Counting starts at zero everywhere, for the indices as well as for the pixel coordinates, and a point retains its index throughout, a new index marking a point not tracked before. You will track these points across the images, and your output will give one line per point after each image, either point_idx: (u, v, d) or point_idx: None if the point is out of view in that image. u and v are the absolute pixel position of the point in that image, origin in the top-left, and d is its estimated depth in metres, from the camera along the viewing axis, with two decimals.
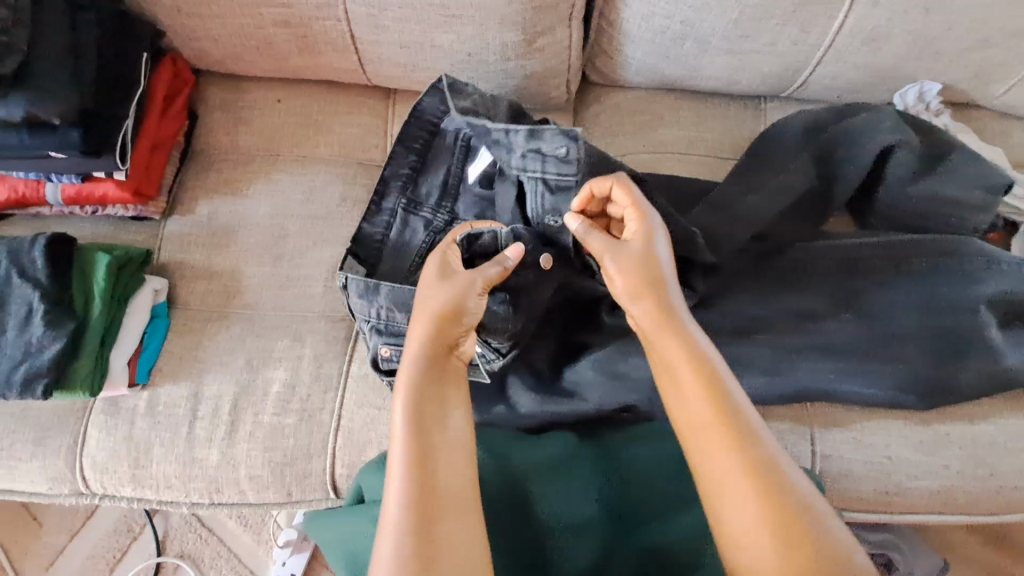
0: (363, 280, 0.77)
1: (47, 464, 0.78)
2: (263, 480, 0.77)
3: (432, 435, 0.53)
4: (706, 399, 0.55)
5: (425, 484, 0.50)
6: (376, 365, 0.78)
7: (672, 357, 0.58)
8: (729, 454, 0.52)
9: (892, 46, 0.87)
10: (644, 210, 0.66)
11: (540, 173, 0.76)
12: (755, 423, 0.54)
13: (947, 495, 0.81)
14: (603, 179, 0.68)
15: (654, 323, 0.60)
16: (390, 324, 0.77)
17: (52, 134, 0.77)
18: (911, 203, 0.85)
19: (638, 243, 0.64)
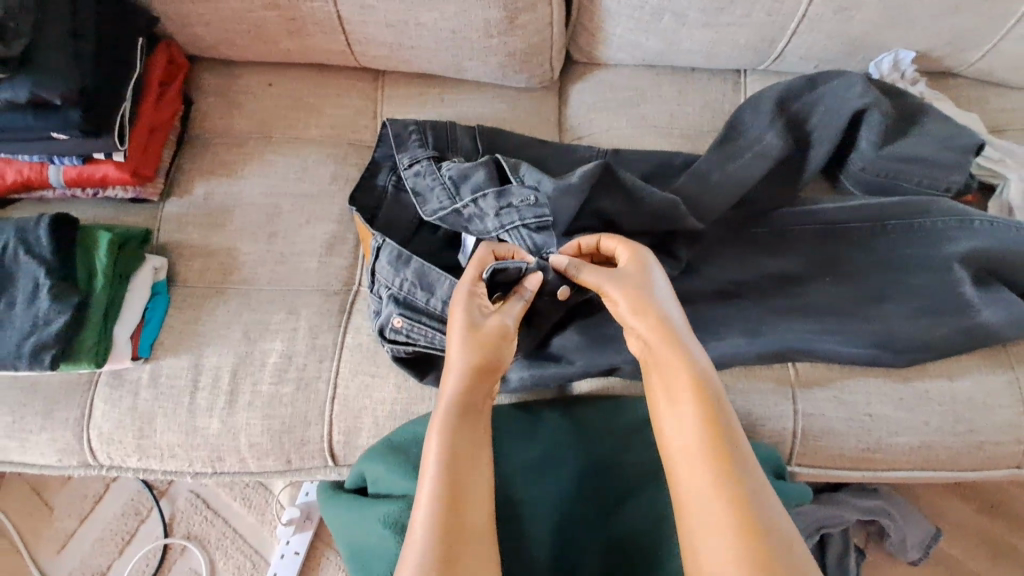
0: (396, 251, 0.83)
1: (56, 436, 0.81)
2: (263, 448, 0.81)
3: (466, 447, 0.60)
4: (698, 409, 0.59)
5: (457, 501, 0.56)
6: (381, 332, 0.81)
7: (671, 374, 0.62)
8: (709, 460, 0.56)
9: (866, 14, 0.89)
10: (640, 253, 0.73)
11: (520, 224, 0.84)
12: (740, 446, 0.57)
13: (928, 450, 0.83)
14: (590, 236, 0.78)
15: (657, 342, 0.65)
16: (409, 298, 0.81)
17: (55, 114, 0.79)
18: (885, 162, 0.86)
19: (636, 277, 0.70)
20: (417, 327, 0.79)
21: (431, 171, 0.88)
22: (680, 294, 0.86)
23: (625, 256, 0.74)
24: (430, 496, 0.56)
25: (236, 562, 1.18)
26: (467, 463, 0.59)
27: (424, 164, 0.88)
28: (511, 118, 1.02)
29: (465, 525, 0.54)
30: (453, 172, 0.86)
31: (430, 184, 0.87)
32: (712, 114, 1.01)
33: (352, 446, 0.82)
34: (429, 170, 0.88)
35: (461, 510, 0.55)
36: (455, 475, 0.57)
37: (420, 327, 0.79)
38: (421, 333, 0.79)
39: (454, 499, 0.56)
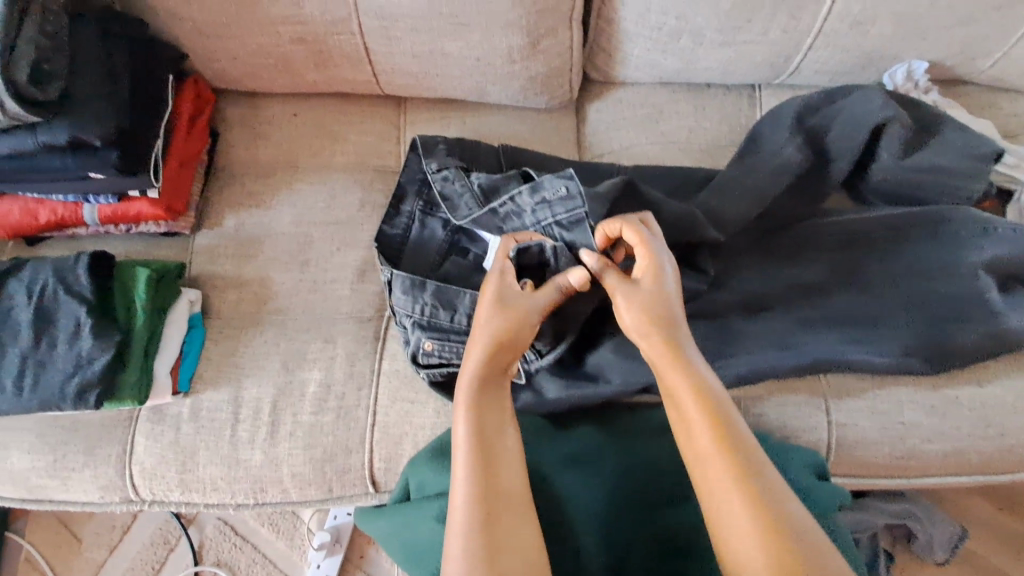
0: (408, 277, 0.83)
1: (97, 473, 0.82)
2: (306, 478, 0.82)
3: (495, 445, 0.61)
4: (710, 424, 0.59)
5: (492, 488, 0.58)
6: (414, 359, 0.82)
7: (676, 385, 0.63)
8: (728, 472, 0.56)
9: (880, 28, 0.91)
10: (653, 249, 0.71)
11: (552, 220, 0.84)
12: (753, 449, 0.58)
13: (962, 456, 0.84)
14: (613, 221, 0.75)
15: (661, 355, 0.65)
16: (433, 320, 0.82)
17: (93, 156, 0.80)
18: (905, 174, 0.87)
19: (648, 279, 0.70)
20: (447, 345, 0.81)
21: (460, 177, 0.89)
22: (711, 309, 0.87)
23: (641, 252, 0.72)
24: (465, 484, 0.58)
25: None
26: (496, 448, 0.61)
27: (454, 170, 0.90)
28: (532, 138, 1.03)
29: (502, 511, 0.57)
30: (482, 180, 0.88)
31: (459, 190, 0.89)
32: (730, 128, 1.03)
33: (392, 473, 0.83)
34: (459, 177, 0.89)
35: (497, 497, 0.57)
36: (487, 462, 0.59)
37: (451, 345, 0.81)
38: (451, 350, 0.81)
39: (489, 487, 0.58)
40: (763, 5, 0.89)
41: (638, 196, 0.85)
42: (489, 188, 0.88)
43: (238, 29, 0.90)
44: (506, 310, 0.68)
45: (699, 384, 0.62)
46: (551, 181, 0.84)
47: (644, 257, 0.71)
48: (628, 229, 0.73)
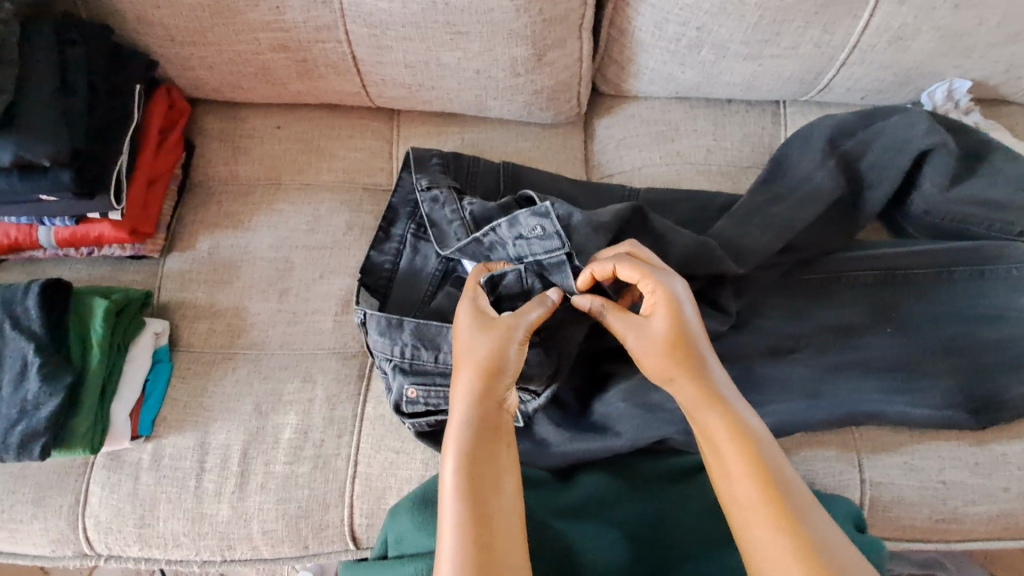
0: (383, 317, 0.74)
1: (49, 526, 0.75)
2: (277, 535, 0.73)
3: (486, 504, 0.52)
4: (752, 474, 0.51)
5: (485, 553, 0.49)
6: (398, 408, 0.73)
7: (712, 430, 0.55)
8: (779, 533, 0.48)
9: (920, 43, 0.83)
10: (658, 280, 0.61)
11: (531, 259, 0.73)
12: (806, 504, 0.50)
13: (1009, 520, 0.75)
14: (603, 262, 0.66)
15: (692, 397, 0.57)
16: (415, 363, 0.73)
17: (43, 176, 0.74)
18: (949, 207, 0.80)
19: (660, 312, 0.60)
20: (432, 392, 0.72)
21: (451, 201, 0.80)
22: (732, 351, 0.78)
23: (645, 285, 0.62)
24: (453, 539, 0.50)
25: None
26: (489, 497, 0.52)
27: (445, 191, 0.81)
28: (537, 156, 0.95)
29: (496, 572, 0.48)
30: (473, 206, 0.79)
31: (448, 216, 0.79)
32: (752, 148, 0.95)
33: (375, 529, 0.74)
34: (449, 200, 0.80)
35: (491, 554, 0.49)
36: (477, 515, 0.51)
37: (436, 391, 0.72)
38: (438, 396, 0.72)
39: (481, 545, 0.50)
40: (792, 16, 0.81)
41: (651, 226, 0.76)
42: (481, 215, 0.78)
43: (214, 35, 0.82)
44: (495, 336, 0.60)
45: (739, 429, 0.54)
46: (527, 216, 0.74)
47: (648, 292, 0.62)
48: (622, 264, 0.64)
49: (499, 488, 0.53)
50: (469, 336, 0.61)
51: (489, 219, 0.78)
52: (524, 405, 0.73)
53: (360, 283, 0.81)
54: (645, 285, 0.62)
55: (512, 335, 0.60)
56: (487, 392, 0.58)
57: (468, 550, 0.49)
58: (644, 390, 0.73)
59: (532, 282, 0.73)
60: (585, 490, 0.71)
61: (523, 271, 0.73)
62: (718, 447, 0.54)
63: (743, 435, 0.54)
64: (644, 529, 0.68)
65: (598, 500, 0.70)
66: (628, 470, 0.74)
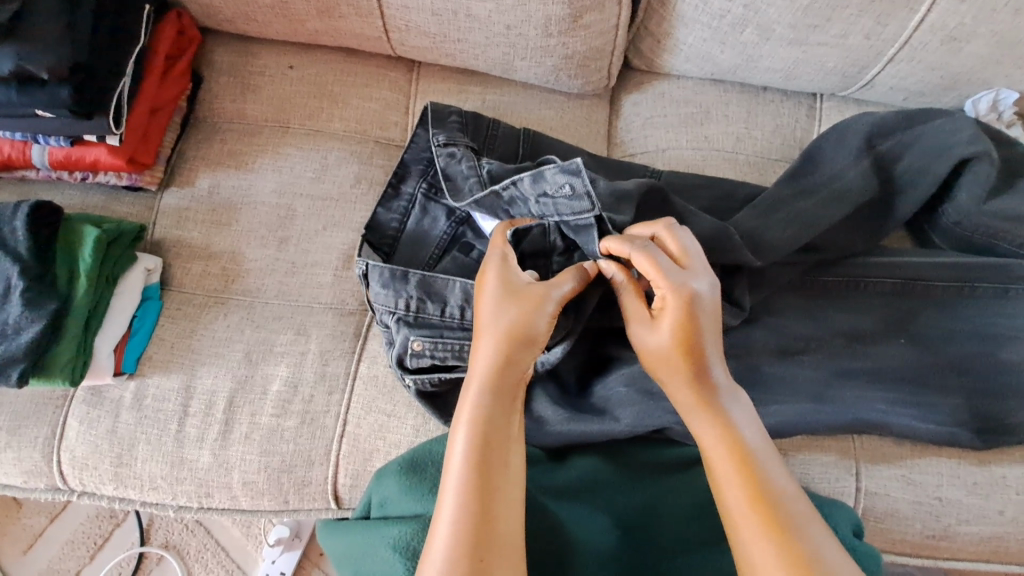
0: (389, 268, 0.71)
1: (22, 457, 0.73)
2: (258, 487, 0.71)
3: (493, 476, 0.51)
4: (743, 483, 0.51)
5: (484, 525, 0.48)
6: (401, 363, 0.70)
7: (704, 440, 0.54)
8: (767, 542, 0.48)
9: (974, 47, 0.79)
10: (673, 282, 0.58)
11: (555, 219, 0.70)
12: (803, 516, 0.50)
13: (999, 544, 0.74)
14: (621, 244, 0.62)
15: (686, 404, 0.56)
16: (420, 316, 0.70)
17: (40, 90, 0.71)
18: (982, 220, 0.77)
19: (669, 317, 0.57)
20: (439, 344, 0.69)
21: (469, 157, 0.76)
22: (740, 346, 0.76)
23: (658, 282, 0.58)
24: (454, 507, 0.49)
25: None
26: (497, 467, 0.52)
27: (462, 149, 0.77)
28: (559, 126, 0.91)
29: (491, 545, 0.48)
30: (493, 164, 0.75)
31: (465, 171, 0.75)
32: (782, 140, 0.91)
33: (358, 491, 0.72)
34: (466, 156, 0.76)
35: (491, 530, 0.48)
36: (484, 485, 0.50)
37: (443, 343, 0.69)
38: (445, 349, 0.69)
39: (485, 513, 0.49)
40: (847, 3, 0.77)
41: (673, 208, 0.73)
42: (500, 173, 0.74)
43: None
44: (528, 303, 0.58)
45: (731, 439, 0.54)
46: (555, 174, 0.70)
47: (661, 287, 0.58)
48: (637, 253, 0.60)
49: (508, 463, 0.53)
50: (494, 301, 0.59)
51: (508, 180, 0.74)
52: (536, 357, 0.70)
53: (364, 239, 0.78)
54: (657, 283, 0.59)
55: (542, 307, 0.59)
56: (509, 360, 0.57)
57: (468, 520, 0.48)
58: (647, 375, 0.71)
59: (556, 235, 0.73)
60: (576, 472, 0.69)
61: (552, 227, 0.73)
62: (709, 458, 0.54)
63: (735, 445, 0.53)
64: (633, 517, 0.66)
65: (589, 483, 0.69)
66: (622, 456, 0.72)
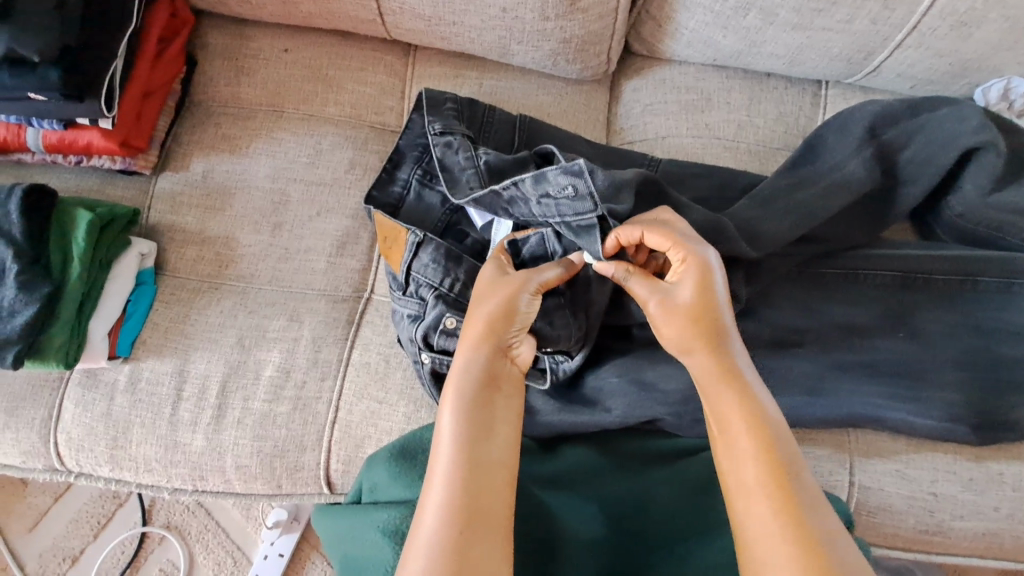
0: (445, 248, 0.72)
1: (20, 437, 0.74)
2: (251, 471, 0.72)
3: (477, 447, 0.52)
4: (759, 453, 0.50)
5: (469, 496, 0.49)
6: (427, 338, 0.69)
7: (726, 411, 0.53)
8: (776, 512, 0.47)
9: (985, 32, 0.76)
10: (691, 248, 0.59)
11: (556, 220, 0.67)
12: (815, 496, 0.49)
13: (993, 539, 0.74)
14: (630, 228, 0.62)
15: (710, 375, 0.55)
16: (459, 299, 0.70)
17: (31, 73, 0.71)
18: (987, 213, 0.75)
19: (689, 281, 0.58)
20: None
21: (465, 147, 0.74)
22: None
23: (674, 252, 0.59)
24: (442, 476, 0.50)
25: (216, 558, 1.07)
26: (482, 439, 0.52)
27: (459, 138, 0.75)
28: (556, 113, 0.89)
29: (474, 523, 0.48)
30: (490, 155, 0.73)
31: (461, 162, 0.74)
32: (785, 129, 0.89)
33: (350, 476, 0.73)
34: (463, 146, 0.75)
35: (475, 501, 0.49)
36: (468, 457, 0.51)
37: None
38: None
39: (469, 490, 0.49)
40: None
41: (670, 198, 0.72)
42: (499, 156, 0.73)
43: None
44: (512, 289, 0.59)
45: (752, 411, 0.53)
46: (556, 174, 0.66)
47: (680, 254, 0.59)
48: (651, 229, 0.61)
49: (494, 438, 0.53)
50: (484, 286, 0.61)
51: (504, 171, 0.73)
52: (556, 363, 0.71)
53: (366, 199, 0.76)
54: (676, 253, 0.59)
55: (524, 287, 0.60)
56: (497, 344, 0.57)
57: (455, 489, 0.49)
58: (641, 367, 0.70)
59: (554, 244, 0.69)
60: (567, 460, 0.70)
61: (549, 234, 0.69)
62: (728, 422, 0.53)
63: (755, 418, 0.52)
64: (622, 506, 0.66)
65: (579, 471, 0.69)
66: (614, 446, 0.72)
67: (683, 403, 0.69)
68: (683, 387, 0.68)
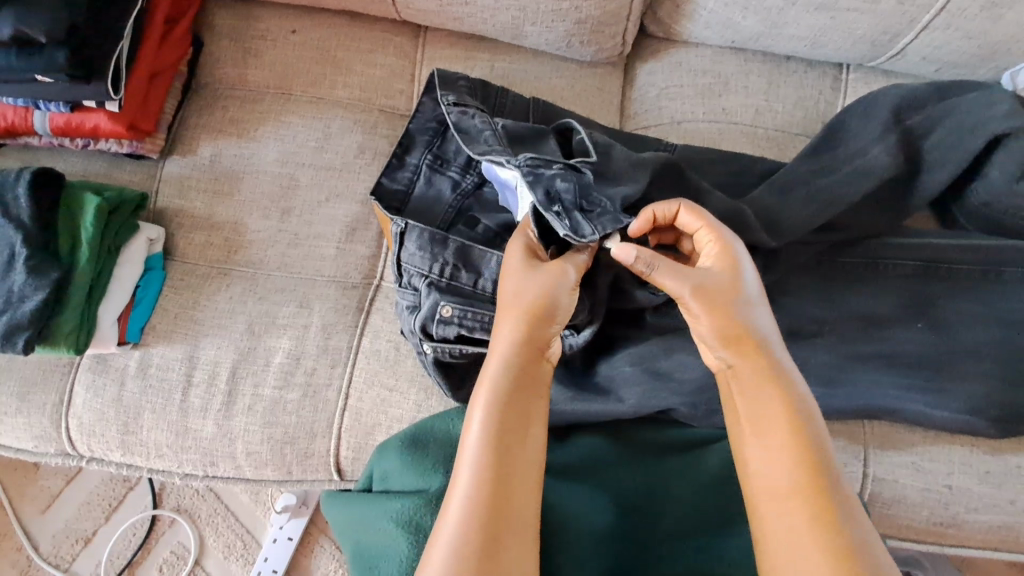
0: (429, 232, 0.69)
1: (32, 421, 0.74)
2: (262, 457, 0.72)
3: (509, 448, 0.50)
4: (794, 456, 0.48)
5: (500, 499, 0.48)
6: (425, 330, 0.67)
7: (760, 406, 0.51)
8: (809, 519, 0.45)
9: (1017, 13, 0.74)
10: (726, 235, 0.58)
11: (577, 182, 0.64)
12: (852, 507, 0.46)
13: (1008, 533, 0.73)
14: (668, 202, 0.61)
15: (749, 367, 0.53)
16: (451, 283, 0.68)
17: (39, 54, 0.70)
18: (1012, 201, 0.74)
19: (721, 269, 0.57)
20: (470, 313, 0.66)
21: (483, 113, 0.73)
22: None
23: (706, 237, 0.59)
24: (472, 476, 0.49)
25: (226, 541, 1.08)
26: (514, 438, 0.51)
27: (476, 108, 0.74)
28: (570, 97, 0.87)
29: (504, 529, 0.47)
30: (509, 122, 0.73)
31: (478, 125, 0.72)
32: (805, 114, 0.86)
33: (361, 464, 0.73)
34: (481, 113, 0.73)
35: (506, 504, 0.48)
36: (501, 457, 0.49)
37: (474, 313, 0.66)
38: (474, 318, 0.66)
39: (500, 490, 0.48)
40: None
41: (686, 184, 0.70)
42: (515, 132, 0.72)
43: None
44: (549, 280, 0.57)
45: (789, 408, 0.50)
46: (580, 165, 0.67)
47: (712, 240, 0.59)
48: (686, 210, 0.60)
49: (526, 439, 0.51)
50: (519, 274, 0.58)
51: (522, 136, 0.72)
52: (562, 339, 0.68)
53: (373, 190, 0.75)
54: (705, 237, 0.59)
55: (563, 278, 0.58)
56: (530, 339, 0.55)
57: (486, 490, 0.48)
58: (655, 356, 0.69)
59: (570, 193, 0.62)
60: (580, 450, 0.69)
61: (568, 183, 0.63)
62: (762, 418, 0.51)
63: (793, 417, 0.50)
64: (635, 497, 0.66)
65: (592, 462, 0.68)
66: (626, 436, 0.71)
67: (697, 393, 0.68)
68: (697, 377, 0.68)
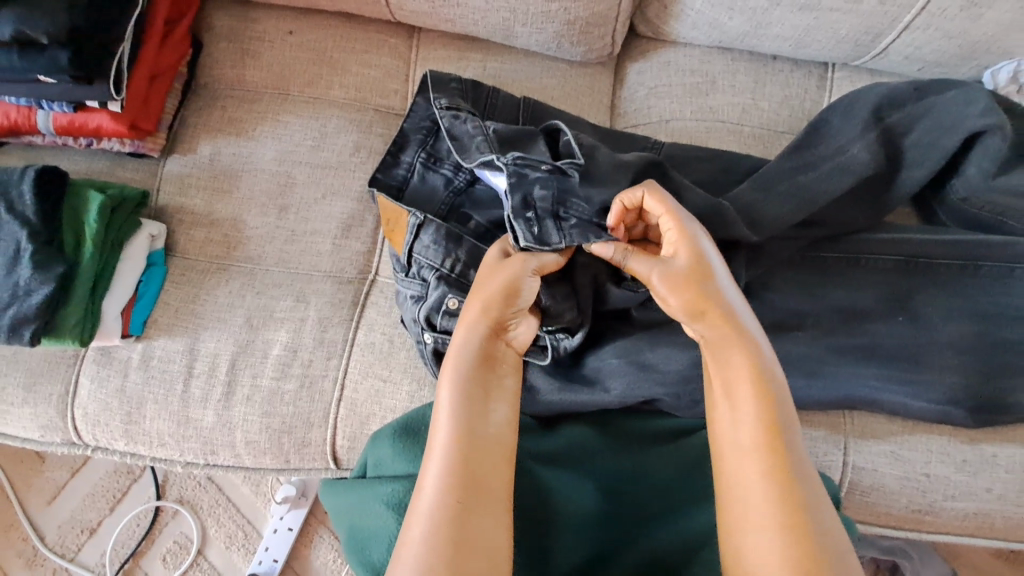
0: (444, 228, 0.72)
1: (39, 411, 0.77)
2: (260, 446, 0.75)
3: (476, 425, 0.53)
4: (757, 417, 0.50)
5: (468, 471, 0.50)
6: (430, 319, 0.70)
7: (729, 370, 0.53)
8: (765, 475, 0.48)
9: (994, 13, 0.75)
10: (687, 219, 0.60)
11: (555, 188, 0.68)
12: (807, 467, 0.49)
13: (984, 520, 0.75)
14: (632, 191, 0.63)
15: (719, 335, 0.55)
16: (461, 279, 0.71)
17: (41, 55, 0.72)
18: (989, 197, 0.76)
19: (682, 250, 0.59)
20: None
21: (474, 118, 0.75)
22: None
23: (668, 224, 0.60)
24: (441, 454, 0.51)
25: (227, 531, 1.11)
26: (479, 417, 0.54)
27: (467, 112, 0.76)
28: (561, 96, 0.89)
29: (476, 505, 0.49)
30: (499, 126, 0.73)
31: (471, 130, 0.74)
32: (791, 112, 0.88)
33: (356, 453, 0.75)
34: (472, 118, 0.75)
35: (474, 476, 0.50)
36: (467, 434, 0.52)
37: None
38: None
39: (467, 464, 0.51)
40: None
41: (670, 182, 0.72)
42: (506, 135, 0.73)
43: None
44: (512, 271, 0.61)
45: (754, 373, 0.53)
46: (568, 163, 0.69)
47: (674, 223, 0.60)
48: (648, 197, 0.62)
49: (490, 416, 0.54)
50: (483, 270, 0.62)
51: (512, 138, 0.72)
52: (556, 341, 0.70)
53: (372, 178, 0.77)
54: (666, 222, 0.61)
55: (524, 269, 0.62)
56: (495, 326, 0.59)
57: (453, 465, 0.50)
58: (640, 349, 0.72)
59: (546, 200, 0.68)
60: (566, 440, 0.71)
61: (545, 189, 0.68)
62: (729, 382, 0.53)
63: (759, 382, 0.52)
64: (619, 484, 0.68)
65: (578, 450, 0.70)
66: (612, 426, 0.73)
67: (681, 384, 0.70)
68: (680, 368, 0.70)
